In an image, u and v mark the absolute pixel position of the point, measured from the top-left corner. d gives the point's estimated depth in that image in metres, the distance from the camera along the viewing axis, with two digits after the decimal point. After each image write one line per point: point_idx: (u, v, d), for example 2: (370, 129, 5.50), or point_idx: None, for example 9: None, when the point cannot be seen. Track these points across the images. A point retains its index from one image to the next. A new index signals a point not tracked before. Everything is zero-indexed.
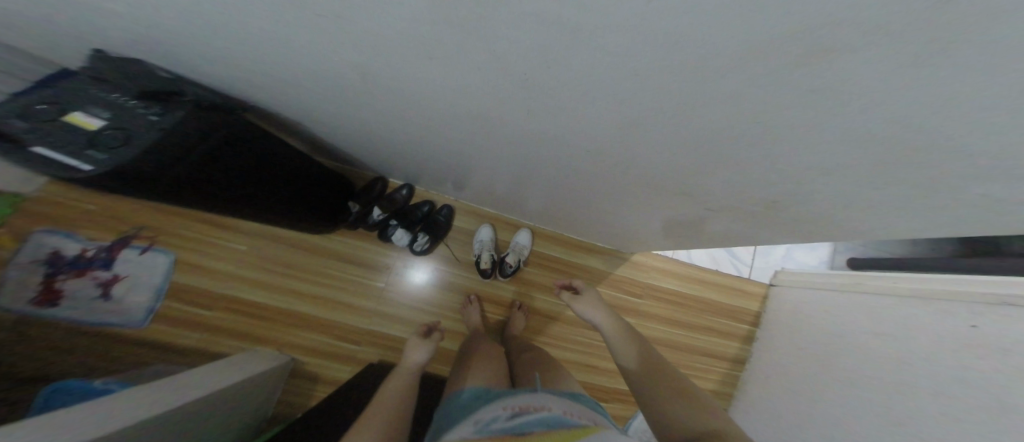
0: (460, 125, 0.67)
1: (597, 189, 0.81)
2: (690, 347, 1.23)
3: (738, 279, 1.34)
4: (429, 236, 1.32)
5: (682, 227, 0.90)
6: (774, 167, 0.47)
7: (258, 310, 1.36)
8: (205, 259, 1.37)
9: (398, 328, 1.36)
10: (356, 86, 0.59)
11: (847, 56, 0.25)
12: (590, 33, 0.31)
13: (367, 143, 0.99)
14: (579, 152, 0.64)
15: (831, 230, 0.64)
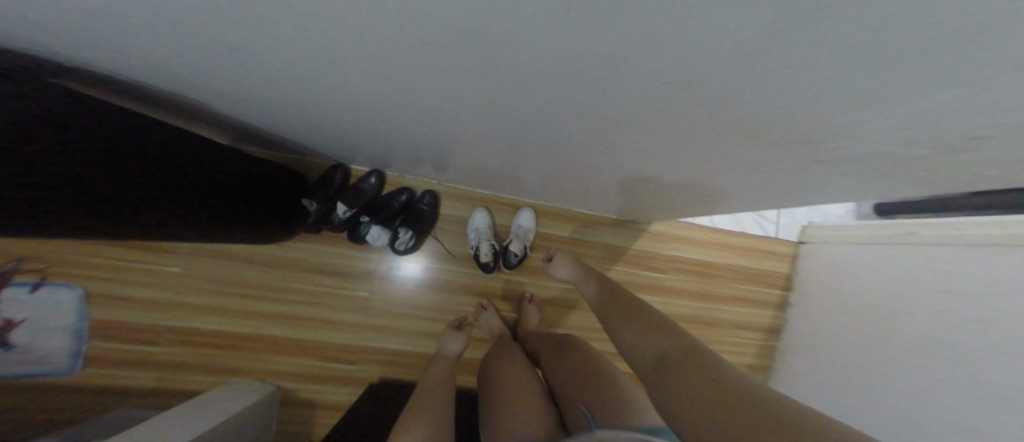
0: (450, 84, 0.47)
1: (642, 161, 0.66)
2: (723, 320, 1.15)
3: (765, 241, 1.19)
4: (412, 231, 1.10)
5: (730, 191, 0.76)
6: (953, 103, 0.31)
7: (221, 339, 1.15)
8: (134, 289, 1.10)
9: (394, 339, 1.18)
10: (263, 23, 0.37)
11: None
12: None
13: (322, 122, 0.76)
14: (621, 114, 0.46)
15: (949, 178, 0.52)
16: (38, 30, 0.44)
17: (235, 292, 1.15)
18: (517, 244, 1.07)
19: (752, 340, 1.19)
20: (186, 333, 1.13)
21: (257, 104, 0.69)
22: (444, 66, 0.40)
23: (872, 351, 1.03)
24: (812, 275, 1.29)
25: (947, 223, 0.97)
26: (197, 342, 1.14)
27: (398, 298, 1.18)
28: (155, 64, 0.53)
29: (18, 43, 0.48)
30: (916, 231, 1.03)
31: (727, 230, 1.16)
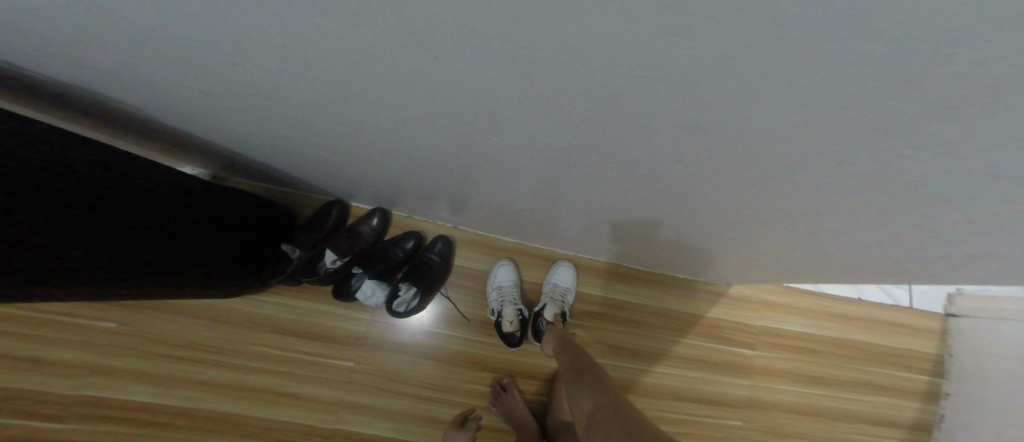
0: (515, 74, 0.26)
1: (794, 207, 0.43)
2: (829, 412, 0.86)
3: (893, 311, 0.92)
4: (417, 287, 0.86)
5: (900, 258, 0.51)
6: None
7: (150, 415, 0.85)
8: (46, 348, 0.83)
9: (380, 425, 0.89)
10: None
11: None
12: None
13: (307, 143, 0.55)
14: (896, 105, 0.21)
15: None
16: None
17: (181, 357, 0.88)
18: (552, 307, 0.82)
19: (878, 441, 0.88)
20: (104, 408, 0.84)
21: (212, 111, 0.48)
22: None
23: None
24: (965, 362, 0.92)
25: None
26: (116, 421, 0.84)
27: (391, 372, 0.90)
28: (15, 22, 0.31)
29: None
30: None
31: (841, 298, 0.89)
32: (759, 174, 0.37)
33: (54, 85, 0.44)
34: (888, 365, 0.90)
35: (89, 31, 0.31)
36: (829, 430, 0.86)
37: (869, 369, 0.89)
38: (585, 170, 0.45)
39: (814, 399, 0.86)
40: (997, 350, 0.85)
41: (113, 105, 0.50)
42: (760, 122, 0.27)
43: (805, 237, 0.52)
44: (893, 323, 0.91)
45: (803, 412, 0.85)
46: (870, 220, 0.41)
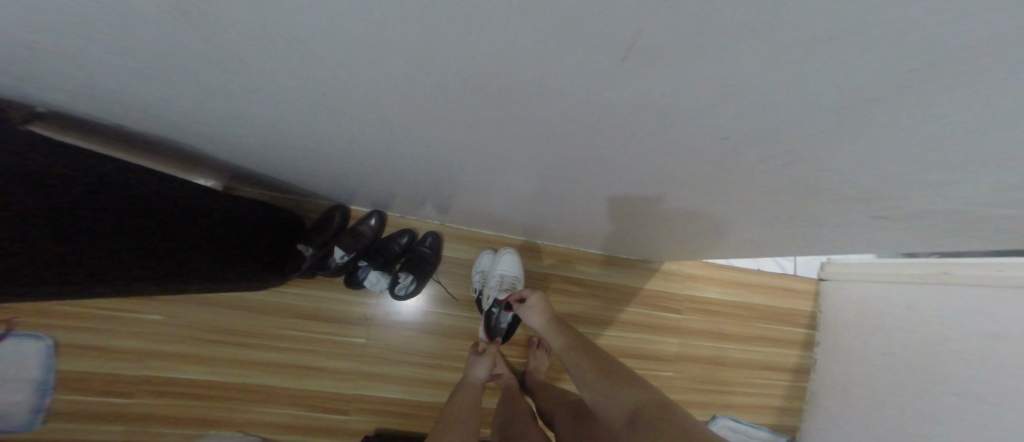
0: (464, 135, 0.44)
1: (664, 206, 0.65)
2: (735, 360, 1.14)
3: (785, 277, 1.23)
4: (413, 274, 1.06)
5: (747, 234, 0.74)
6: (961, 167, 0.32)
7: (201, 388, 1.04)
8: (104, 339, 0.99)
9: (390, 388, 1.10)
10: (266, 76, 0.34)
11: (908, 89, 0.22)
12: (630, 71, 0.24)
13: (321, 168, 0.71)
14: (661, 152, 0.40)
15: (969, 228, 0.52)
16: (21, 78, 0.41)
17: (220, 341, 1.06)
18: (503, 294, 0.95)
19: (772, 380, 1.19)
20: (162, 383, 1.02)
21: (253, 151, 0.65)
22: (474, 103, 0.34)
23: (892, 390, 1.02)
24: (839, 313, 1.20)
25: (987, 263, 0.91)
26: (173, 394, 1.03)
27: (396, 344, 1.11)
28: (139, 106, 0.48)
29: None
30: (954, 270, 0.96)
31: (744, 268, 1.18)
32: (632, 187, 0.58)
33: (136, 136, 0.60)
34: (779, 322, 1.20)
35: (180, 106, 0.45)
36: (735, 374, 1.14)
37: (767, 325, 1.18)
38: (524, 185, 0.65)
39: (724, 350, 1.13)
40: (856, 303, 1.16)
41: (169, 143, 0.64)
42: (606, 160, 0.46)
43: (686, 224, 0.74)
44: (782, 287, 1.22)
45: (718, 362, 1.12)
46: (711, 210, 0.62)
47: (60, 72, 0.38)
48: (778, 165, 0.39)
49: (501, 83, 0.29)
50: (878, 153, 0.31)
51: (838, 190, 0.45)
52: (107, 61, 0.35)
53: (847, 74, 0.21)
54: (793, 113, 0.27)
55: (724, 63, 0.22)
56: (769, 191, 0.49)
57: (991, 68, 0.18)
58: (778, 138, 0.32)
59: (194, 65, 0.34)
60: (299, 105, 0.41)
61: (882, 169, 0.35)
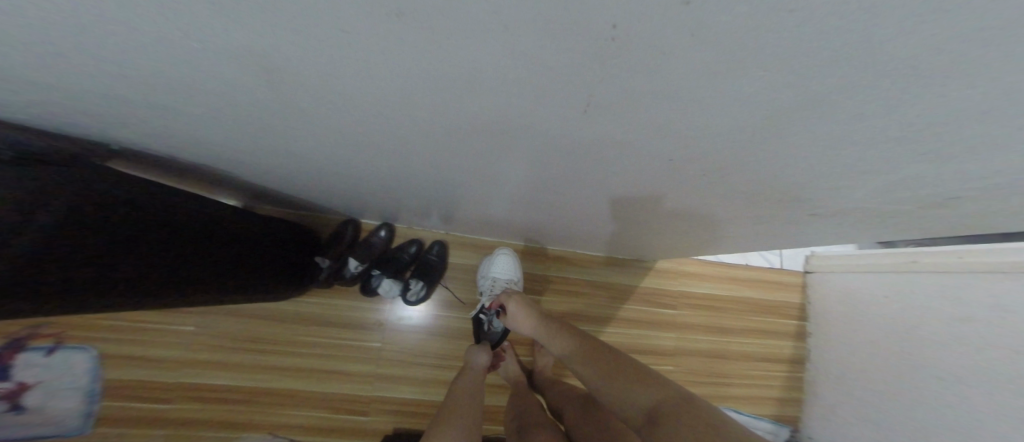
0: (463, 156, 0.52)
1: (643, 211, 0.72)
2: (730, 352, 1.19)
3: (772, 271, 1.27)
4: (423, 281, 1.13)
5: (723, 234, 0.82)
6: (870, 170, 0.39)
7: (231, 394, 1.12)
8: (145, 349, 1.09)
9: (403, 389, 1.17)
10: (304, 118, 0.42)
11: (810, 117, 0.28)
12: (596, 109, 0.32)
13: (336, 188, 0.79)
14: (632, 164, 0.47)
15: (907, 224, 0.59)
16: (99, 127, 0.49)
17: (246, 349, 1.14)
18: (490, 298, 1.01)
19: (769, 372, 1.23)
20: (196, 390, 1.11)
21: (279, 178, 0.73)
22: (473, 132, 0.41)
23: (882, 378, 1.05)
24: (826, 305, 1.22)
25: (951, 250, 0.95)
26: (206, 399, 1.11)
27: (408, 347, 1.18)
28: (191, 144, 0.56)
29: (53, 125, 0.48)
30: (923, 259, 1.00)
31: (735, 264, 1.23)
32: (613, 195, 0.64)
33: (180, 170, 0.69)
34: (772, 314, 1.25)
35: (227, 143, 0.54)
36: (732, 367, 1.19)
37: (761, 318, 1.23)
38: (516, 196, 0.72)
39: (719, 342, 1.19)
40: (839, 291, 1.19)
41: (206, 175, 0.72)
42: (584, 172, 0.53)
43: (667, 227, 0.81)
44: (773, 281, 1.27)
45: (713, 355, 1.18)
46: (685, 214, 0.69)
47: (135, 120, 0.46)
48: (725, 174, 0.46)
49: (492, 116, 0.36)
50: (798, 159, 0.38)
51: (783, 193, 0.52)
52: (179, 112, 0.43)
53: (762, 109, 0.28)
54: (730, 133, 0.33)
55: (665, 102, 0.29)
56: (728, 196, 0.56)
57: (857, 104, 0.25)
58: (721, 150, 0.38)
59: (252, 113, 0.42)
60: (329, 138, 0.49)
61: (808, 173, 0.42)
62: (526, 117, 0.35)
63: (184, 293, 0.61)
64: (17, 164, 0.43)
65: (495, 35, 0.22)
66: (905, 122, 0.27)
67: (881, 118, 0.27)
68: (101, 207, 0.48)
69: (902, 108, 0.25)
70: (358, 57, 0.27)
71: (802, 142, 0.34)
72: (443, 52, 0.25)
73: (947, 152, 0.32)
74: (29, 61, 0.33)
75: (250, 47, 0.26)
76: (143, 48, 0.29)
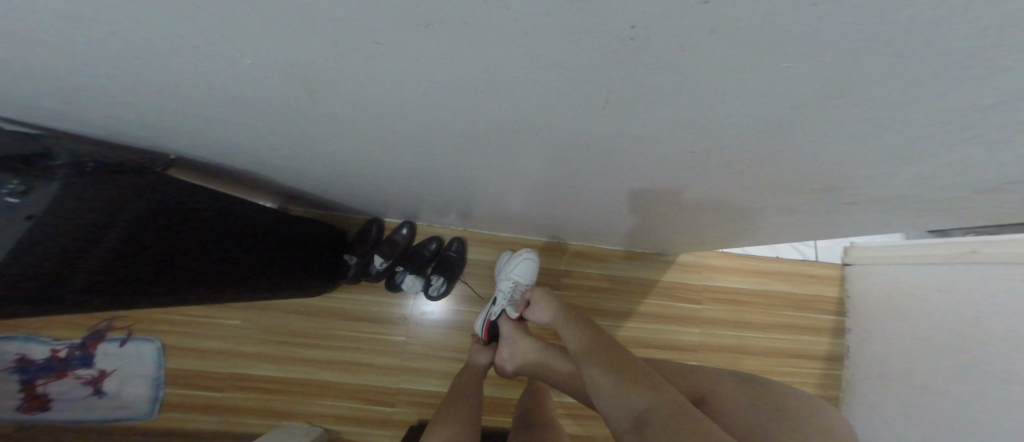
0: (480, 153, 0.53)
1: (661, 203, 0.71)
2: (760, 349, 1.15)
3: (805, 263, 1.20)
4: (445, 277, 1.17)
5: (747, 227, 0.79)
6: (900, 156, 0.37)
7: (273, 384, 1.20)
8: (198, 341, 1.19)
9: (430, 382, 1.21)
10: (333, 124, 0.45)
11: (841, 101, 0.27)
12: (615, 103, 0.32)
13: (361, 189, 0.82)
14: (652, 155, 0.46)
15: (946, 214, 0.55)
16: (155, 140, 0.55)
17: (284, 341, 1.21)
18: (514, 310, 0.97)
19: (805, 370, 1.17)
20: (242, 378, 1.20)
21: (310, 181, 0.78)
22: (492, 130, 0.43)
23: (933, 379, 0.98)
24: (866, 298, 1.15)
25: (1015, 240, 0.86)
26: (251, 388, 1.20)
27: (432, 342, 1.22)
28: (235, 154, 0.61)
29: (117, 139, 0.54)
30: (981, 250, 0.92)
31: (765, 257, 1.18)
32: (628, 186, 0.63)
33: (223, 178, 0.74)
34: (807, 310, 1.18)
35: (264, 149, 0.58)
36: (763, 365, 1.14)
37: (795, 314, 1.17)
38: (531, 191, 0.73)
39: (748, 338, 1.15)
40: (882, 286, 1.11)
41: (245, 180, 0.77)
42: (598, 166, 0.53)
43: (687, 220, 0.79)
44: (808, 274, 1.20)
45: (742, 352, 1.14)
46: (706, 206, 0.67)
47: (185, 131, 0.50)
48: (743, 163, 0.45)
49: (508, 114, 0.37)
50: (823, 144, 0.36)
51: (806, 183, 0.50)
52: (225, 123, 0.47)
53: (787, 95, 0.27)
54: (756, 119, 0.32)
55: (687, 94, 0.29)
56: (748, 187, 0.54)
57: (888, 84, 0.24)
58: (744, 137, 0.37)
59: (287, 120, 0.45)
60: (356, 141, 0.52)
61: (834, 159, 0.40)
62: (541, 113, 0.36)
63: (231, 291, 0.67)
64: (72, 177, 0.46)
65: (516, 37, 0.23)
66: (940, 101, 0.26)
67: (914, 97, 0.26)
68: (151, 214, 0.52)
69: (937, 87, 0.24)
70: (384, 66, 0.29)
71: (828, 127, 0.32)
72: (466, 58, 0.26)
73: (993, 132, 0.29)
74: (101, 83, 0.37)
75: (289, 59, 0.29)
76: (196, 66, 0.32)
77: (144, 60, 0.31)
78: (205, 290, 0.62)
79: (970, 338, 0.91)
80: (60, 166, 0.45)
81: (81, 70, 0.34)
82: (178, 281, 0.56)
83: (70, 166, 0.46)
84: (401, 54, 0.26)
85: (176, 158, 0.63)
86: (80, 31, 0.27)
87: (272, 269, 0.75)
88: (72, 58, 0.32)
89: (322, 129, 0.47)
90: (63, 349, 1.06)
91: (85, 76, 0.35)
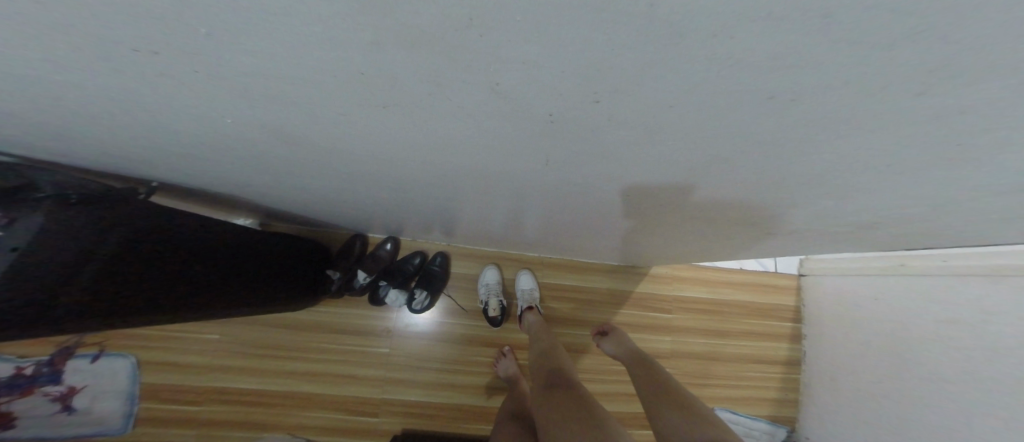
0: (455, 179, 0.57)
1: (625, 223, 0.76)
2: (728, 355, 1.21)
3: (765, 275, 1.28)
4: (427, 290, 1.19)
5: (706, 243, 0.85)
6: (811, 183, 0.43)
7: (254, 398, 1.20)
8: (174, 357, 1.18)
9: (413, 392, 1.22)
10: (310, 151, 0.48)
11: (746, 144, 0.33)
12: (564, 140, 0.37)
13: (343, 208, 0.85)
14: (610, 182, 0.51)
15: (867, 228, 0.62)
16: (137, 167, 0.57)
17: (266, 355, 1.21)
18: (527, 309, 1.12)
19: (769, 373, 1.25)
20: (221, 393, 1.19)
21: (293, 201, 0.80)
22: (463, 159, 0.47)
23: (876, 381, 1.05)
24: (819, 306, 1.23)
25: (937, 254, 0.93)
26: (232, 402, 1.19)
27: (415, 353, 1.24)
28: (217, 178, 0.63)
29: (101, 165, 0.56)
30: (907, 262, 0.99)
31: (728, 269, 1.25)
32: (591, 209, 0.68)
33: (205, 201, 0.76)
34: (769, 317, 1.26)
35: (246, 174, 0.60)
36: (730, 368, 1.21)
37: (756, 321, 1.24)
38: (503, 210, 0.77)
39: (716, 344, 1.21)
40: (831, 297, 1.19)
41: (227, 202, 0.78)
42: (562, 191, 0.58)
43: (649, 237, 0.85)
44: (768, 284, 1.28)
45: (711, 357, 1.20)
46: (665, 226, 0.73)
47: (167, 158, 0.53)
48: (687, 191, 0.51)
49: (476, 147, 0.41)
50: (748, 175, 0.42)
51: (744, 207, 0.56)
52: (210, 151, 0.50)
53: (704, 138, 0.32)
54: (684, 155, 0.37)
55: (623, 136, 0.34)
56: (696, 210, 0.60)
57: (776, 131, 0.30)
58: (681, 169, 0.42)
59: (269, 148, 0.47)
60: (335, 166, 0.55)
61: (763, 187, 0.46)
62: (503, 147, 0.40)
63: (218, 306, 0.69)
64: (62, 208, 0.47)
65: (468, 89, 0.27)
66: (824, 143, 0.31)
67: (803, 139, 0.31)
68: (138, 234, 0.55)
69: (813, 133, 0.29)
70: (351, 104, 0.32)
71: (744, 162, 0.38)
72: (429, 103, 0.30)
73: (873, 165, 0.35)
74: (88, 116, 0.39)
75: (267, 97, 0.32)
76: (182, 102, 0.35)
77: (131, 96, 0.34)
78: (194, 308, 0.64)
79: (901, 344, 0.99)
80: (47, 198, 0.46)
81: (69, 104, 0.36)
82: (168, 300, 0.59)
83: (52, 199, 0.47)
84: (368, 97, 0.30)
85: (161, 185, 0.65)
86: (76, 74, 0.30)
87: (259, 285, 0.77)
88: (65, 95, 0.34)
89: (302, 156, 0.50)
90: (29, 366, 1.04)
91: (76, 110, 0.38)
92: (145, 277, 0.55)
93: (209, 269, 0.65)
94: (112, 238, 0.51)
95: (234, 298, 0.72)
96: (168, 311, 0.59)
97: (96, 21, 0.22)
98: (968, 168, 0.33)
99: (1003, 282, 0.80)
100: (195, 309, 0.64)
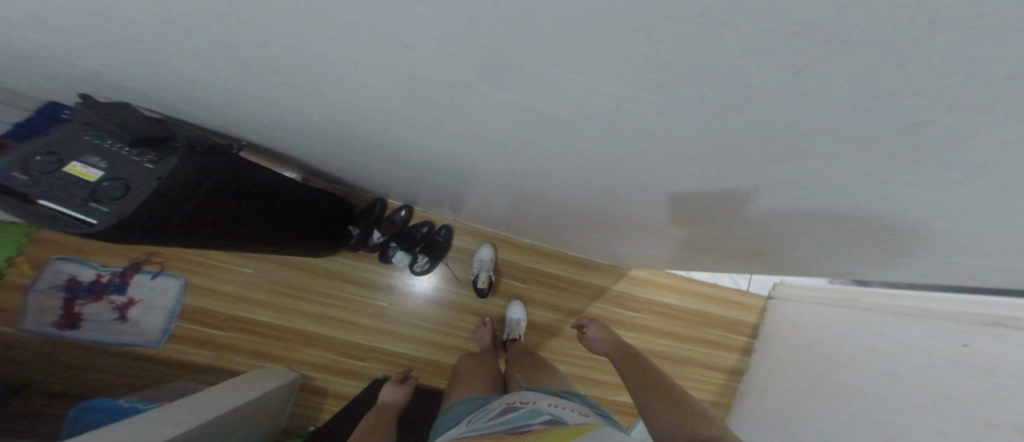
0: (458, 168, 0.72)
1: (591, 224, 0.89)
2: (681, 357, 1.33)
3: (736, 291, 1.38)
4: (429, 256, 1.34)
5: (674, 251, 0.97)
6: (728, 207, 0.55)
7: (263, 327, 1.40)
8: (212, 282, 1.39)
9: (399, 345, 1.40)
10: (348, 133, 0.63)
11: (678, 165, 0.45)
12: (537, 148, 0.50)
13: (367, 176, 1.01)
14: (581, 187, 0.64)
15: (787, 254, 0.74)
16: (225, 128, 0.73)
17: (283, 293, 1.41)
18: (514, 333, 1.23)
19: (716, 379, 1.36)
20: (243, 320, 1.39)
21: (330, 166, 0.96)
22: (468, 154, 0.61)
23: (796, 400, 1.14)
24: (775, 327, 1.32)
25: (889, 292, 1.05)
26: (248, 328, 1.39)
27: (408, 311, 1.41)
28: (281, 145, 0.80)
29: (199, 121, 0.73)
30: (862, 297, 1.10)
31: (703, 281, 1.36)
32: (557, 206, 0.81)
33: (263, 155, 0.93)
34: (729, 330, 1.36)
35: (303, 145, 0.76)
36: (684, 370, 1.33)
37: (715, 331, 1.35)
38: (492, 197, 0.91)
39: (672, 346, 1.33)
40: (788, 321, 1.28)
41: (280, 158, 0.95)
42: (537, 186, 0.71)
43: (624, 241, 0.98)
44: (737, 301, 1.38)
45: (667, 356, 1.32)
46: (634, 232, 0.86)
47: (252, 127, 0.69)
48: (634, 198, 0.63)
49: (473, 144, 0.54)
50: (671, 188, 0.54)
51: (679, 217, 0.67)
52: (282, 126, 0.66)
53: (641, 157, 0.45)
54: (625, 169, 0.51)
55: (581, 152, 0.47)
56: (646, 217, 0.72)
57: (688, 158, 0.42)
58: (624, 179, 0.55)
59: (325, 129, 0.63)
60: (369, 148, 0.70)
61: (688, 201, 0.58)
62: (495, 148, 0.54)
63: (254, 243, 0.83)
64: (190, 153, 0.61)
65: (477, 105, 0.40)
66: (724, 173, 0.43)
67: (706, 167, 0.43)
68: (226, 182, 0.69)
69: (715, 164, 0.42)
70: (393, 106, 0.46)
71: (664, 177, 0.50)
72: (448, 110, 0.44)
73: (753, 194, 0.47)
74: (207, 93, 0.55)
75: (342, 94, 0.46)
76: (276, 93, 0.50)
77: (243, 84, 0.50)
78: (239, 240, 0.78)
79: (830, 368, 1.08)
80: (181, 146, 0.60)
81: (203, 84, 0.52)
82: (226, 231, 0.72)
83: (185, 148, 0.61)
84: (410, 102, 0.44)
85: (251, 143, 0.82)
86: (221, 68, 0.45)
87: (287, 234, 0.91)
88: (203, 78, 0.50)
89: (344, 137, 0.65)
90: (105, 275, 1.31)
91: (203, 88, 0.54)
92: (220, 211, 0.69)
93: (256, 214, 0.79)
94: (212, 181, 0.65)
95: (268, 239, 0.86)
96: (223, 237, 0.73)
97: (264, 44, 0.36)
98: (813, 204, 0.45)
99: (938, 323, 0.91)
100: (238, 242, 0.79)
